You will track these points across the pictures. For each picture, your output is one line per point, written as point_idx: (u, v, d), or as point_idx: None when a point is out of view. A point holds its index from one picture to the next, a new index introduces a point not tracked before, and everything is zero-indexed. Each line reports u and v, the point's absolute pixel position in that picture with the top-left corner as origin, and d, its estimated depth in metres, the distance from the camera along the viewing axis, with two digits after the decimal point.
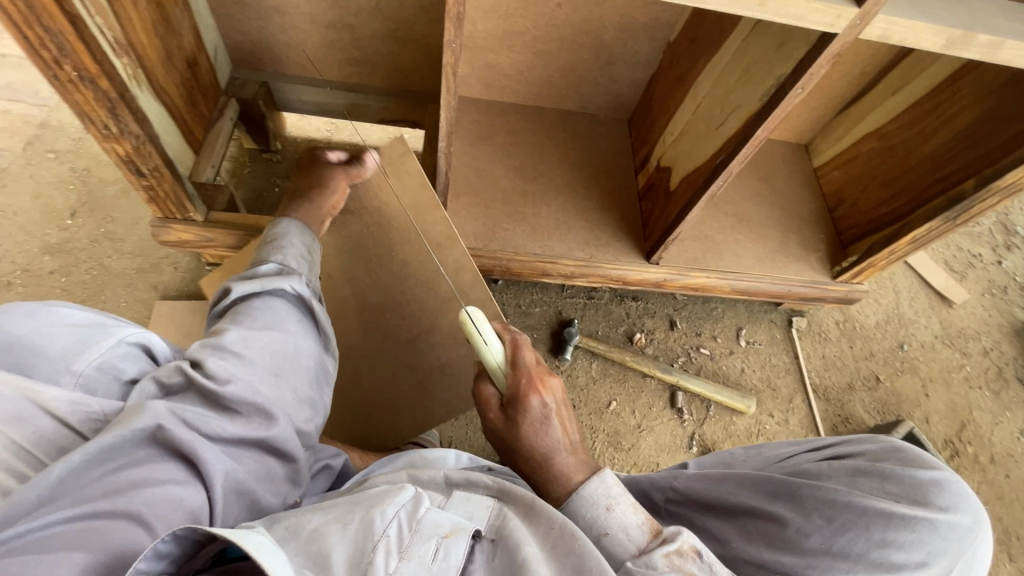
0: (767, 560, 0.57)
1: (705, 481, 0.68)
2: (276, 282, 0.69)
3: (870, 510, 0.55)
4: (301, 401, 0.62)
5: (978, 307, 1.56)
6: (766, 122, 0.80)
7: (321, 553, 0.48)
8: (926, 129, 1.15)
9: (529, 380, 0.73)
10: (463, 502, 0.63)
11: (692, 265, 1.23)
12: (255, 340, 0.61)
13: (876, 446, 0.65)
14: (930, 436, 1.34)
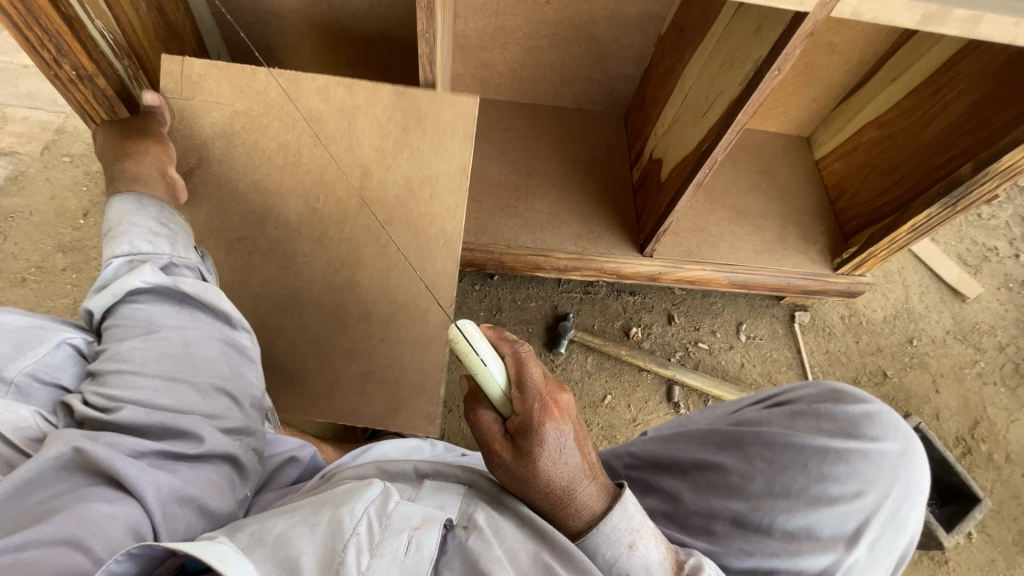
0: (718, 508, 0.63)
1: (658, 441, 0.73)
2: (127, 282, 0.63)
3: (807, 449, 0.62)
4: (205, 392, 0.62)
5: (993, 301, 1.51)
6: (748, 105, 0.80)
7: (290, 555, 0.46)
8: (924, 115, 1.13)
9: (542, 406, 0.57)
10: (432, 494, 0.60)
11: (686, 258, 1.22)
12: (133, 351, 0.60)
13: (811, 385, 0.73)
14: (940, 433, 1.30)
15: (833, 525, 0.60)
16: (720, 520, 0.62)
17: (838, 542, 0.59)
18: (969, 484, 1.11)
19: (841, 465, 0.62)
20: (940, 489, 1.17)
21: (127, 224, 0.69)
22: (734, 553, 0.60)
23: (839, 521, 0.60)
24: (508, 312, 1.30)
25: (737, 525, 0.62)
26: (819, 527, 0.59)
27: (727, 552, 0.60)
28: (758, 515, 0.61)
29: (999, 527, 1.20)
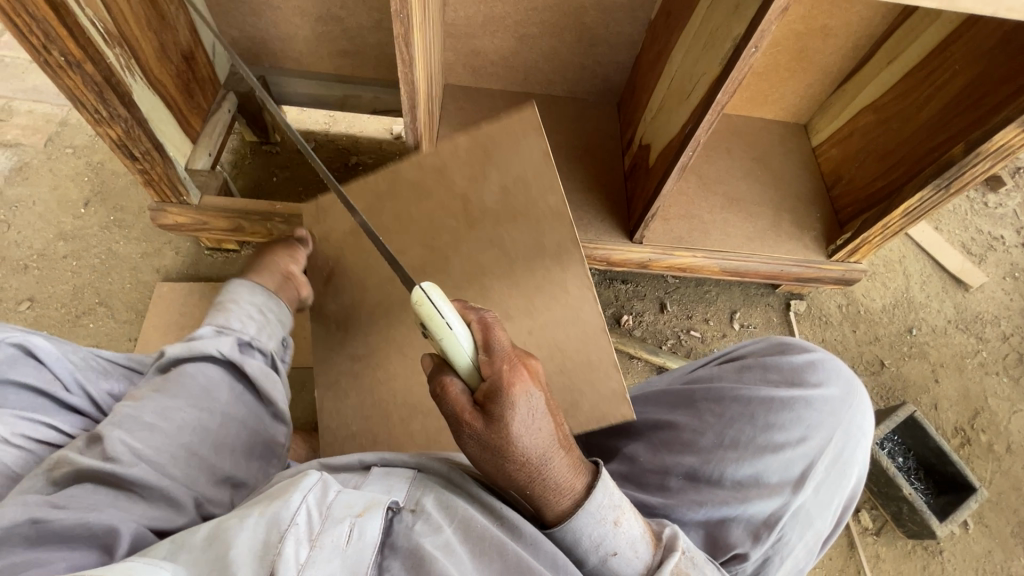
0: (673, 463, 0.67)
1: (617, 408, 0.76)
2: (205, 345, 0.70)
3: (754, 400, 0.67)
4: (215, 477, 0.62)
5: (997, 290, 1.48)
6: (728, 84, 0.80)
7: (219, 553, 0.43)
8: (919, 98, 1.11)
9: (509, 366, 0.54)
10: (381, 480, 0.57)
11: (676, 245, 1.21)
12: (171, 415, 0.62)
13: (757, 342, 0.78)
14: (938, 422, 1.28)
15: (780, 471, 0.64)
16: (674, 473, 0.66)
17: (786, 486, 0.63)
18: (965, 473, 1.09)
19: (785, 413, 0.66)
20: (935, 478, 1.15)
21: (237, 306, 0.81)
22: (688, 504, 0.63)
23: (785, 465, 0.64)
24: None
25: (690, 478, 0.65)
26: (766, 472, 0.63)
27: (681, 503, 0.63)
28: (710, 467, 0.64)
29: (997, 518, 1.17)
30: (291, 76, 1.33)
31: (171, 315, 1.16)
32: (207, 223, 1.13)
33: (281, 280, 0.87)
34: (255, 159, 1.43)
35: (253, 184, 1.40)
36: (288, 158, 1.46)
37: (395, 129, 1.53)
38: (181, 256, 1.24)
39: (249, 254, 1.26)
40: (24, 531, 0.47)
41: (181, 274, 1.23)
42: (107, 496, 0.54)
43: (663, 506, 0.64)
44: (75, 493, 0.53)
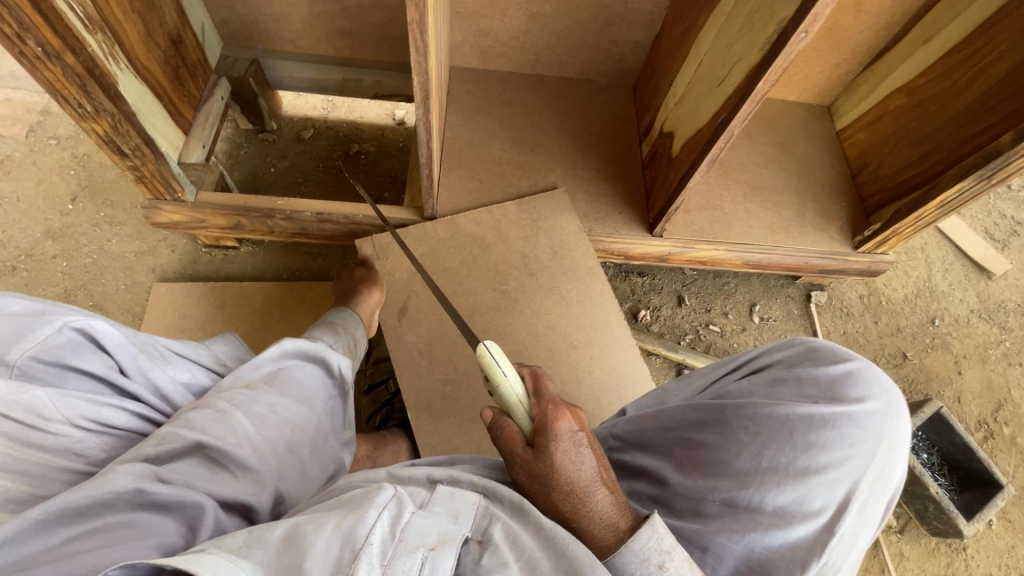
0: (704, 489, 0.56)
1: (635, 421, 0.66)
2: (330, 354, 0.70)
3: (793, 417, 0.57)
4: (302, 479, 0.59)
5: (1020, 278, 1.43)
6: (769, 73, 0.74)
7: (294, 561, 0.40)
8: (959, 81, 1.04)
9: (557, 406, 0.55)
10: (447, 498, 0.51)
11: (698, 238, 1.16)
12: (279, 410, 0.59)
13: (780, 350, 0.68)
14: (961, 416, 1.26)
15: (824, 495, 0.54)
16: (707, 498, 0.55)
17: (830, 512, 0.54)
18: (992, 470, 1.07)
19: (826, 431, 0.56)
20: (960, 475, 1.13)
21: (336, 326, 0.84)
22: (726, 531, 0.53)
23: (829, 489, 0.54)
24: None
25: (727, 504, 0.54)
26: (810, 497, 0.54)
27: (722, 538, 0.52)
28: (747, 493, 0.54)
29: (1020, 512, 1.16)
30: (286, 60, 1.24)
31: (171, 318, 1.11)
32: (204, 221, 1.07)
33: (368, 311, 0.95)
34: (251, 148, 1.36)
35: (250, 175, 1.33)
36: (285, 146, 1.38)
37: (397, 114, 1.45)
38: (178, 254, 1.18)
39: (248, 252, 1.20)
40: (129, 497, 0.44)
41: (178, 273, 1.17)
42: (203, 472, 0.50)
43: (698, 533, 0.53)
44: (180, 467, 0.49)
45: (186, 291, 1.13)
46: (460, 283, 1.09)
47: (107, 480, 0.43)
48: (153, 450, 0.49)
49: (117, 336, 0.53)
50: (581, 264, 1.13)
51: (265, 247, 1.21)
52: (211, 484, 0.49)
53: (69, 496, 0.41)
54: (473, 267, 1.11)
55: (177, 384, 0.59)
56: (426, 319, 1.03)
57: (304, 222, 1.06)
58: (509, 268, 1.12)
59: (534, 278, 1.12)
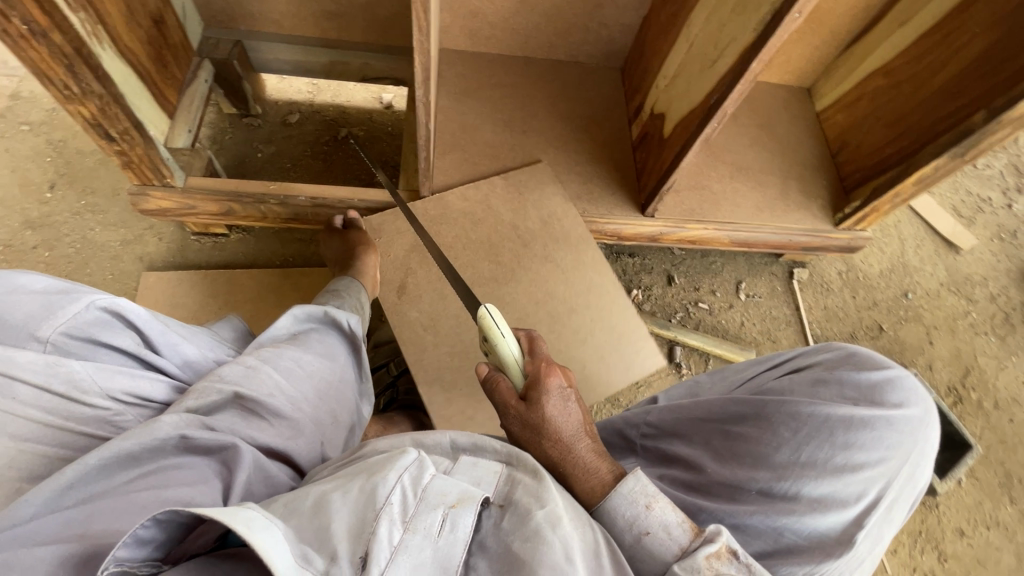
0: (741, 479, 0.56)
1: (674, 410, 0.68)
2: (336, 314, 0.78)
3: (832, 415, 0.54)
4: (330, 422, 0.68)
5: (985, 252, 1.51)
6: (763, 52, 0.76)
7: (323, 525, 0.43)
8: (933, 63, 1.08)
9: (548, 364, 0.61)
10: (469, 468, 0.53)
11: (688, 217, 1.19)
12: (303, 363, 0.67)
13: (826, 355, 0.65)
14: (933, 382, 1.33)
15: (861, 493, 0.51)
16: (742, 487, 0.55)
17: (864, 512, 0.51)
18: (961, 431, 1.15)
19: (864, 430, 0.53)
20: None
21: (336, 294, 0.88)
22: (758, 513, 0.52)
23: (864, 489, 0.52)
24: None
25: (760, 493, 0.54)
26: (844, 495, 0.51)
27: (750, 522, 0.52)
28: (782, 484, 0.53)
29: (987, 471, 1.24)
30: (271, 41, 1.21)
31: (161, 307, 1.09)
32: (194, 207, 1.05)
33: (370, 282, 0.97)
34: (235, 133, 1.33)
35: (236, 161, 1.30)
36: (270, 131, 1.36)
37: (384, 98, 1.43)
38: (165, 243, 1.16)
39: (239, 238, 1.18)
40: (174, 443, 0.50)
41: (167, 261, 1.15)
42: (238, 420, 0.56)
43: (729, 512, 0.54)
44: (222, 416, 0.55)
45: (176, 280, 1.11)
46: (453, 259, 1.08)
47: (153, 428, 0.49)
48: (198, 403, 0.54)
49: (144, 314, 0.56)
50: (571, 234, 1.15)
51: (257, 234, 1.19)
52: (253, 427, 0.56)
53: (121, 443, 0.46)
54: (466, 244, 1.10)
55: (205, 359, 0.63)
56: (425, 299, 1.03)
57: (299, 208, 1.06)
58: (502, 241, 1.13)
59: (528, 250, 1.13)
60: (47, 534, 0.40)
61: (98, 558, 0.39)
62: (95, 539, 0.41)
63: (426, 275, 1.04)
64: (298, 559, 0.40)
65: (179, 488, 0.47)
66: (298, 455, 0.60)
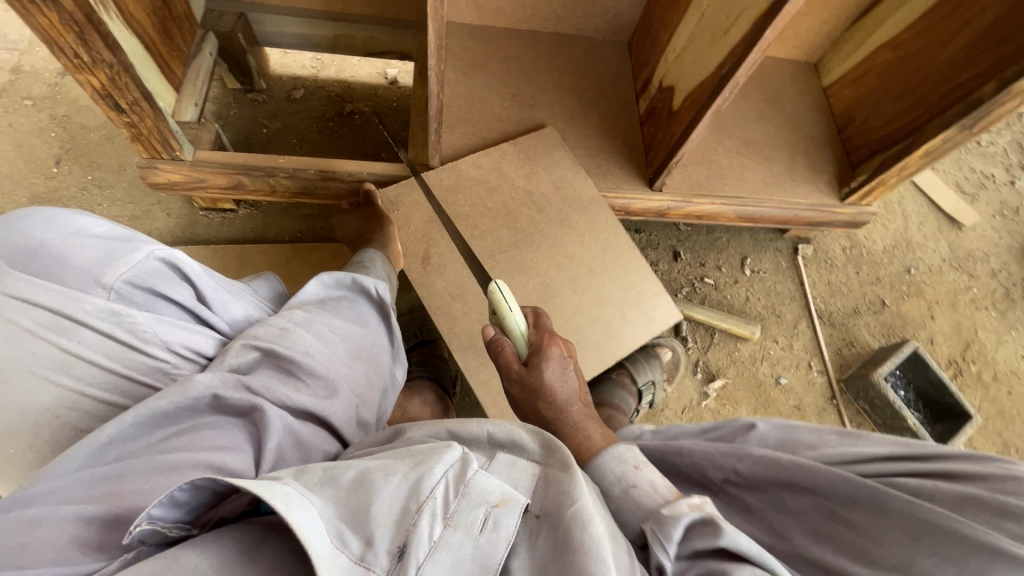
0: (830, 564, 0.49)
1: (763, 460, 0.57)
2: (363, 280, 0.80)
3: (973, 541, 0.44)
4: (364, 383, 0.70)
5: (987, 229, 1.52)
6: (776, 22, 0.76)
7: (364, 503, 0.45)
8: (943, 35, 1.08)
9: (549, 336, 0.74)
10: (508, 469, 0.54)
11: (696, 192, 1.19)
12: (332, 328, 0.69)
13: (998, 470, 0.48)
14: (934, 356, 1.35)
15: None
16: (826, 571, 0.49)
17: None
18: (961, 402, 1.17)
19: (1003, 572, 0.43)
20: (934, 408, 1.23)
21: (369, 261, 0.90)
22: None
23: None
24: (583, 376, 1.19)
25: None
26: None
27: None
28: None
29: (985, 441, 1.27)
30: (275, 14, 1.20)
31: None
32: (203, 181, 1.04)
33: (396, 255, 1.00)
34: (241, 108, 1.32)
35: (242, 136, 1.29)
36: (276, 107, 1.35)
37: (389, 73, 1.42)
38: (173, 218, 1.16)
39: (247, 214, 1.18)
40: (208, 402, 0.53)
41: (176, 237, 1.15)
42: (271, 380, 0.59)
43: None
44: (256, 377, 0.58)
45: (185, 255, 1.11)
46: (472, 226, 1.08)
47: (188, 388, 0.52)
48: (234, 362, 0.58)
49: (198, 268, 0.57)
50: (584, 195, 1.15)
51: (265, 209, 1.20)
52: (286, 388, 0.59)
53: (156, 402, 0.50)
54: (483, 209, 1.10)
55: (246, 316, 0.64)
56: (436, 271, 1.03)
57: (309, 180, 1.06)
58: (518, 207, 1.12)
59: (543, 214, 1.13)
60: (78, 493, 0.43)
61: (123, 522, 0.42)
62: (123, 499, 0.43)
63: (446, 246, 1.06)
64: (334, 538, 0.42)
65: (211, 448, 0.50)
66: (335, 414, 0.62)
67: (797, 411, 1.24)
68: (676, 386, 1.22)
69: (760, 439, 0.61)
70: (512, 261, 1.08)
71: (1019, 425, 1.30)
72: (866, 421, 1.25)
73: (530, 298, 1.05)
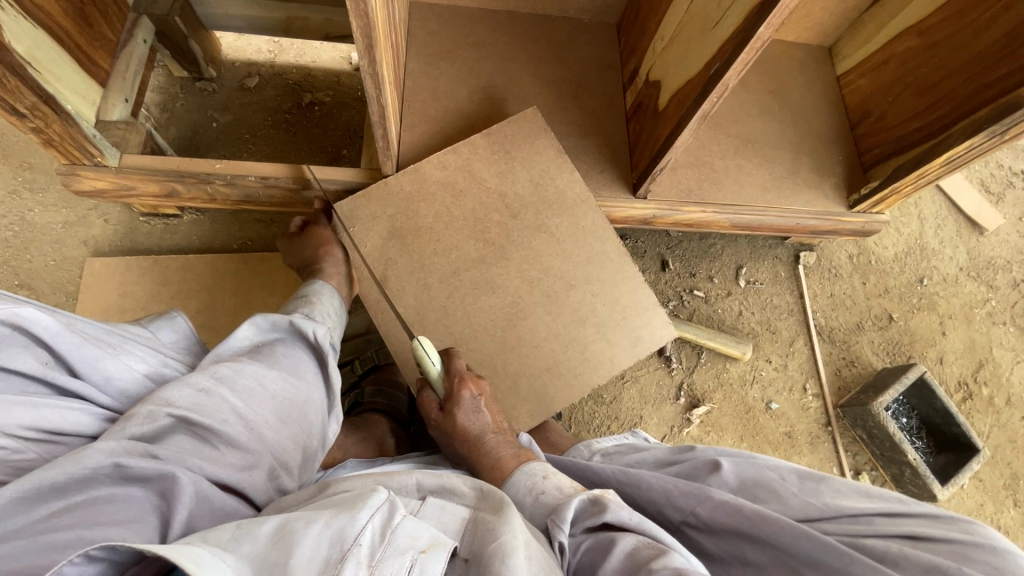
0: None
1: (725, 506, 0.56)
2: (304, 325, 0.72)
3: None
4: (296, 447, 0.62)
5: (1012, 233, 1.37)
6: (774, 14, 0.63)
7: (281, 558, 0.41)
8: (977, 20, 0.92)
9: (460, 379, 0.75)
10: (437, 511, 0.52)
11: (685, 199, 1.07)
12: (265, 383, 0.61)
13: (966, 543, 0.53)
14: (942, 377, 1.24)
15: None
16: None
17: None
18: (969, 435, 1.07)
19: None
20: (938, 437, 1.13)
21: (318, 298, 0.82)
22: None
23: None
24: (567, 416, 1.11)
25: None
26: None
27: None
28: None
29: (992, 472, 1.19)
30: None
31: (110, 297, 1.01)
32: (134, 188, 0.95)
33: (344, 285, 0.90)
34: (189, 99, 1.20)
35: (188, 132, 1.19)
36: (227, 96, 1.23)
37: (354, 58, 1.28)
38: (112, 225, 1.06)
39: (192, 220, 1.08)
40: (109, 471, 0.46)
41: (115, 246, 1.06)
42: (190, 447, 0.52)
43: None
44: (172, 443, 0.51)
45: (124, 267, 1.03)
46: (437, 240, 0.95)
47: (84, 456, 0.45)
48: (141, 429, 0.50)
49: (53, 326, 0.50)
50: (566, 194, 1.00)
51: (212, 215, 1.09)
52: (201, 458, 0.52)
53: (45, 473, 0.43)
54: (450, 220, 0.96)
55: (137, 375, 0.56)
56: (393, 294, 0.92)
57: (249, 187, 0.95)
58: (490, 214, 0.98)
59: (518, 221, 0.99)
60: None
61: None
62: None
63: (407, 265, 0.93)
64: None
65: (104, 526, 0.43)
66: (252, 489, 0.55)
67: (788, 439, 1.16)
68: (656, 411, 1.14)
69: (724, 483, 0.63)
70: (478, 279, 0.95)
71: None
72: (863, 450, 1.17)
73: (494, 322, 0.94)
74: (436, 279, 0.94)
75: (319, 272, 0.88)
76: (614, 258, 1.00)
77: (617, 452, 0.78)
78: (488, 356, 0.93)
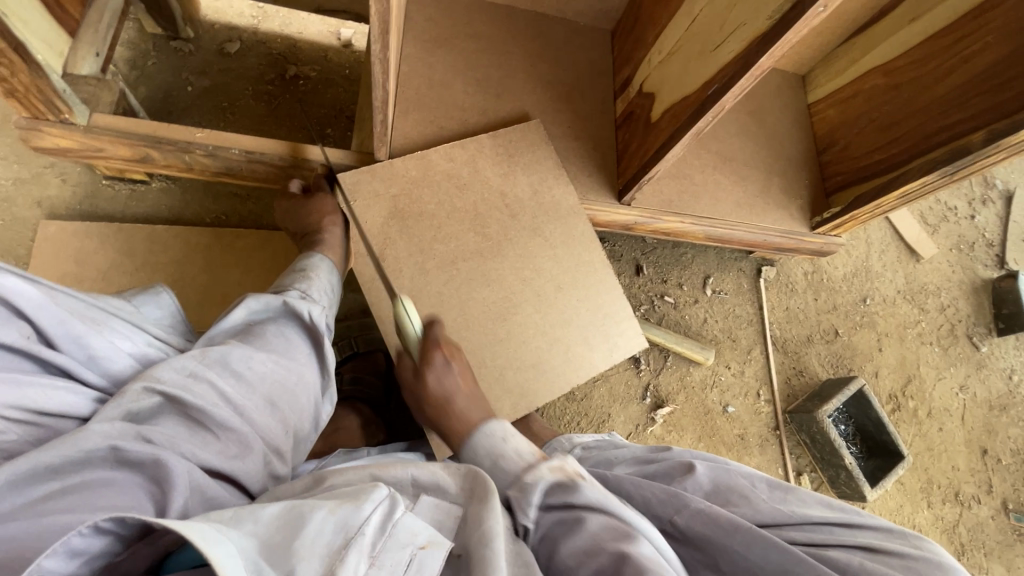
0: None
1: (702, 514, 0.61)
2: (295, 305, 0.70)
3: None
4: (288, 431, 0.61)
5: (945, 263, 1.50)
6: (775, 47, 0.68)
7: (287, 540, 0.41)
8: (938, 69, 1.01)
9: (435, 342, 0.75)
10: (430, 511, 0.52)
11: (666, 209, 1.12)
12: (257, 365, 0.60)
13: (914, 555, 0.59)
14: (876, 390, 1.37)
15: None
16: None
17: None
18: (896, 443, 1.18)
19: None
20: (869, 443, 1.25)
21: (314, 274, 0.80)
22: None
23: None
24: (543, 410, 1.15)
25: None
26: None
27: None
28: None
29: (911, 476, 1.32)
30: None
31: (65, 263, 0.94)
32: (103, 150, 0.88)
33: (340, 263, 0.88)
34: (162, 58, 1.14)
35: (160, 94, 1.12)
36: (203, 60, 1.16)
37: (343, 33, 1.24)
38: (70, 186, 1.00)
39: (162, 188, 1.02)
40: (104, 454, 0.45)
41: (72, 209, 0.99)
42: (182, 430, 0.50)
43: None
44: (163, 427, 0.50)
45: (83, 232, 0.96)
46: (427, 231, 0.95)
47: (80, 439, 0.44)
48: (133, 408, 0.49)
49: (36, 298, 0.48)
50: (556, 194, 1.02)
51: (183, 184, 1.04)
52: (193, 442, 0.50)
53: (42, 454, 0.42)
54: (441, 212, 0.96)
55: (124, 354, 0.54)
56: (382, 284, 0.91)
57: (232, 161, 0.91)
58: (482, 208, 0.98)
59: (509, 218, 1.00)
60: None
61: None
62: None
63: (396, 255, 0.92)
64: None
65: (103, 510, 0.42)
66: (245, 474, 0.54)
67: (740, 441, 1.24)
68: (623, 409, 1.19)
69: (697, 485, 0.68)
70: (465, 273, 0.96)
71: (944, 462, 1.35)
72: (805, 453, 1.27)
73: (478, 316, 0.95)
74: (426, 269, 0.94)
75: (319, 246, 0.87)
76: (597, 260, 1.03)
77: (597, 447, 0.84)
78: (473, 349, 0.94)
